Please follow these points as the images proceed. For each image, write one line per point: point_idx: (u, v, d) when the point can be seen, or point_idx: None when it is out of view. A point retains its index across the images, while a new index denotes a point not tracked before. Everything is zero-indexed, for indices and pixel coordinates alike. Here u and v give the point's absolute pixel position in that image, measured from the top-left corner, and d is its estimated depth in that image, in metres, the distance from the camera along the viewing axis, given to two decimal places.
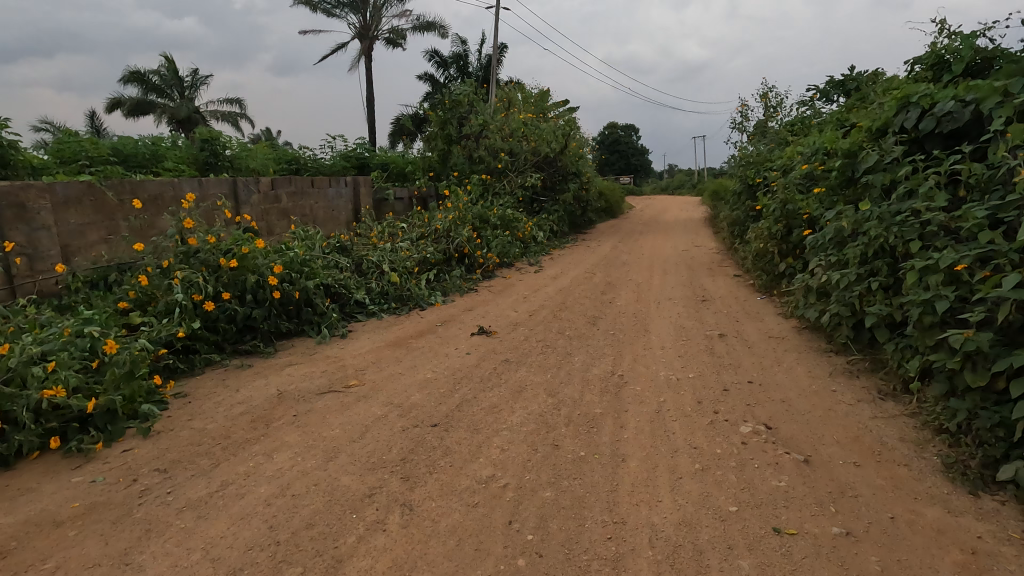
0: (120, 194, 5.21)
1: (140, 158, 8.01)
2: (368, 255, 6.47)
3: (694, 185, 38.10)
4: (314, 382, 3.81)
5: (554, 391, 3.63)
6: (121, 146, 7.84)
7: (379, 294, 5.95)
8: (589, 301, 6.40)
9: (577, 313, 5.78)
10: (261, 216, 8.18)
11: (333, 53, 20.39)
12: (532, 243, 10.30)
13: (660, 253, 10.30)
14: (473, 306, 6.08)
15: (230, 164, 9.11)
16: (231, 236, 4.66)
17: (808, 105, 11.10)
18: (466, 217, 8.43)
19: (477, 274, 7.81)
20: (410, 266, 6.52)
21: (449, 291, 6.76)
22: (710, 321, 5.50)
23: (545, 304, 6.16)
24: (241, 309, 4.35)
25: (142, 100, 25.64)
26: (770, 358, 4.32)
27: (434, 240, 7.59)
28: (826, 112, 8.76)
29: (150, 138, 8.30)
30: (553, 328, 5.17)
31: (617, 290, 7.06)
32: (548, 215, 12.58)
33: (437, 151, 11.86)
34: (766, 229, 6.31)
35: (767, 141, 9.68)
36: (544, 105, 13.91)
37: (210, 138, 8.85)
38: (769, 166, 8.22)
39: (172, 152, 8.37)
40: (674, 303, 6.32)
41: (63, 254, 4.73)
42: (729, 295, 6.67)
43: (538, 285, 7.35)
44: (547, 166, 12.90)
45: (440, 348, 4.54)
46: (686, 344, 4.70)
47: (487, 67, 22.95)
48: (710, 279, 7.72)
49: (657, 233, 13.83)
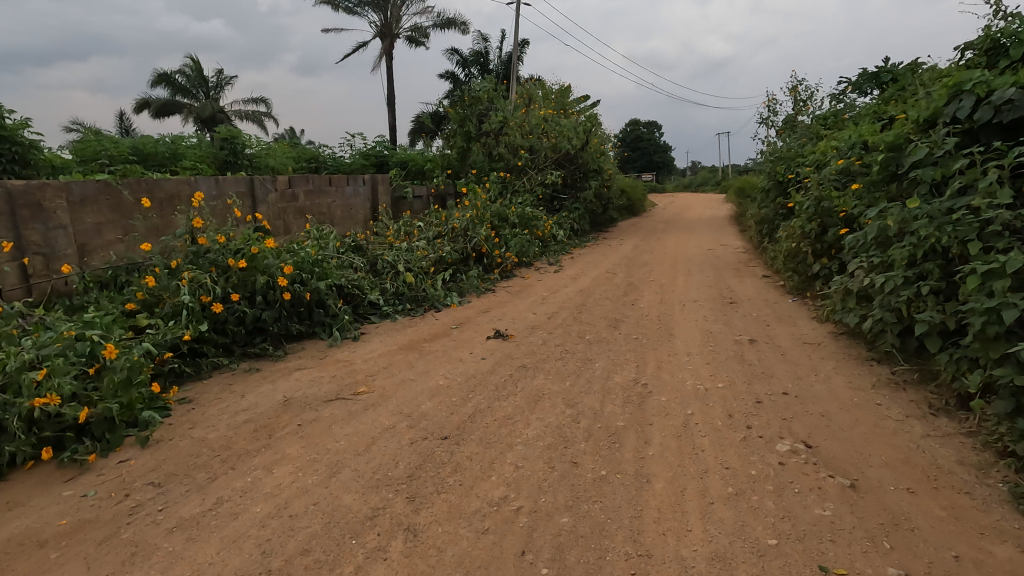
0: (136, 193, 5.15)
1: (160, 157, 8.02)
2: (383, 254, 6.33)
3: (718, 182, 37.40)
4: (322, 388, 3.65)
5: (573, 400, 3.41)
6: (142, 145, 7.85)
7: (393, 295, 5.80)
8: (611, 302, 6.16)
9: (598, 315, 5.54)
10: (278, 214, 8.12)
11: (355, 52, 20.43)
12: (551, 242, 10.08)
13: (684, 253, 9.98)
14: (490, 308, 5.89)
15: (249, 163, 9.08)
16: (242, 235, 4.54)
17: (840, 99, 10.65)
18: (484, 216, 8.24)
19: (494, 274, 7.62)
20: (426, 266, 6.35)
21: (465, 292, 6.57)
22: (739, 324, 5.21)
23: (565, 306, 5.94)
24: (250, 311, 4.23)
25: (169, 100, 26.16)
26: (806, 366, 4.03)
27: (451, 239, 7.42)
28: (861, 105, 8.36)
29: (170, 137, 8.31)
30: (572, 331, 4.95)
31: (639, 291, 6.79)
32: (568, 213, 12.34)
33: (456, 148, 11.70)
34: (799, 228, 5.98)
35: (799, 136, 9.27)
36: (565, 101, 13.66)
37: (230, 137, 8.83)
38: (801, 162, 7.85)
39: (191, 151, 8.36)
40: (700, 305, 6.03)
41: (79, 253, 4.68)
42: (759, 297, 6.35)
43: (558, 286, 7.13)
44: (568, 163, 12.63)
45: (455, 352, 4.36)
46: (713, 350, 4.43)
47: (508, 64, 22.76)
48: (737, 280, 7.39)
49: (680, 231, 13.46)
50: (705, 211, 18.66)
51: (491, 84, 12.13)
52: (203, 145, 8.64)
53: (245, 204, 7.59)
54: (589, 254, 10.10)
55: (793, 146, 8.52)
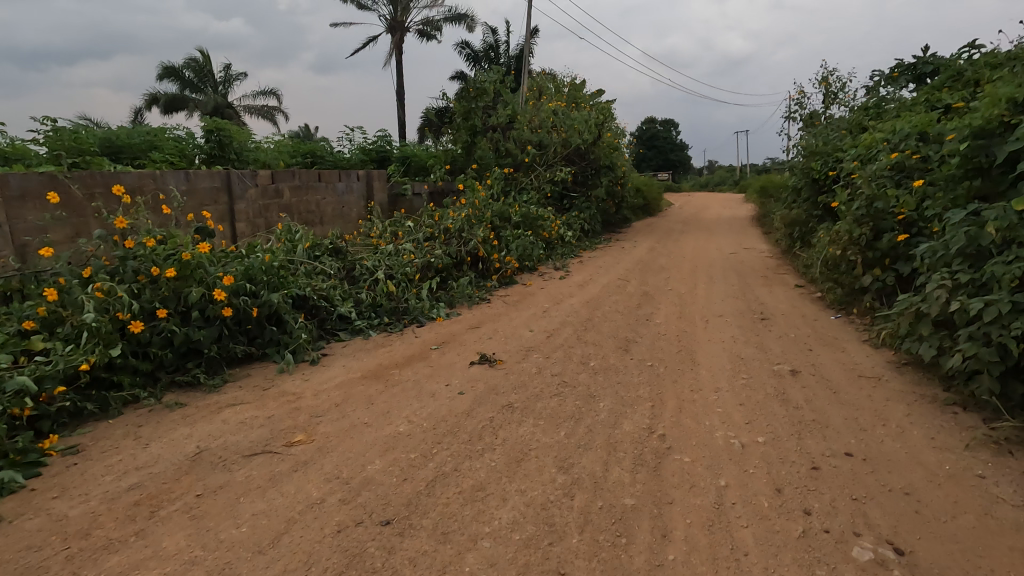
0: (89, 187, 4.40)
1: (135, 149, 7.31)
2: (362, 259, 5.60)
3: (734, 182, 36.28)
4: (250, 435, 2.87)
5: (566, 461, 2.60)
6: (113, 136, 7.16)
7: (369, 306, 5.01)
8: (622, 317, 5.31)
9: (606, 334, 4.71)
10: (259, 213, 7.40)
11: (363, 46, 19.75)
12: (558, 244, 9.25)
13: (704, 257, 9.09)
14: (481, 323, 5.07)
15: (236, 155, 8.30)
16: (179, 237, 3.83)
17: (877, 91, 9.70)
18: (483, 215, 7.43)
19: (492, 280, 6.82)
20: (410, 273, 5.56)
21: (455, 302, 5.75)
22: (776, 349, 4.33)
23: (568, 321, 5.11)
24: (180, 330, 3.48)
25: (177, 95, 25.75)
26: (870, 411, 3.15)
27: (443, 242, 6.62)
28: (905, 94, 7.45)
29: (150, 128, 7.61)
30: (574, 356, 4.13)
31: (655, 303, 5.93)
32: (579, 212, 11.47)
33: (461, 142, 10.98)
34: (844, 233, 5.08)
35: (834, 129, 8.32)
36: (578, 94, 12.81)
37: (216, 128, 8.09)
38: (842, 158, 6.92)
39: (170, 143, 7.62)
40: (726, 322, 5.17)
41: (16, 254, 3.94)
42: (794, 312, 5.46)
43: (562, 296, 6.30)
44: (579, 159, 11.74)
45: (428, 384, 3.56)
46: (748, 385, 3.58)
47: (521, 59, 21.91)
48: (767, 291, 6.49)
49: (699, 233, 12.53)
50: (723, 212, 17.65)
51: (497, 75, 11.33)
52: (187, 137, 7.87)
53: (221, 200, 6.89)
54: (599, 257, 9.24)
55: (830, 140, 7.59)
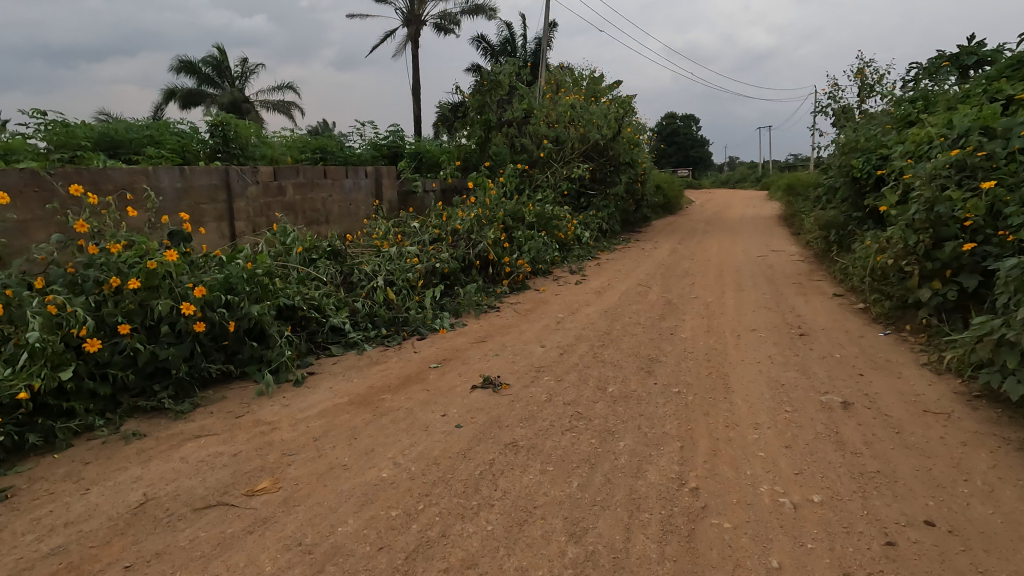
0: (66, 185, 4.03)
1: (134, 144, 6.98)
2: (361, 264, 5.22)
3: (756, 179, 35.34)
4: (208, 479, 2.46)
5: (579, 525, 2.14)
6: (113, 131, 6.84)
7: (365, 317, 4.60)
8: (644, 331, 4.81)
9: (627, 352, 4.22)
10: (261, 211, 7.03)
11: (381, 41, 19.41)
12: (575, 246, 8.76)
13: (731, 260, 8.51)
14: (488, 336, 4.62)
15: (241, 150, 7.94)
16: (149, 242, 3.43)
17: (919, 83, 9.01)
18: (494, 215, 6.97)
19: (503, 285, 6.36)
20: (412, 279, 5.14)
21: (461, 311, 5.31)
22: (821, 373, 3.80)
23: (584, 335, 4.62)
24: (145, 348, 3.09)
25: (194, 90, 25.68)
26: (945, 460, 2.62)
27: (451, 244, 6.21)
28: (957, 86, 6.80)
29: (152, 123, 7.28)
30: (591, 380, 3.65)
31: (680, 314, 5.41)
32: (597, 211, 10.93)
33: (475, 138, 10.53)
34: (897, 240, 4.52)
35: (876, 124, 7.66)
36: (597, 88, 12.22)
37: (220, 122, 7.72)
38: (889, 157, 6.29)
39: (172, 138, 7.29)
40: (760, 338, 4.63)
41: None
42: (837, 327, 4.90)
43: (578, 304, 5.82)
44: (598, 156, 11.16)
45: (422, 413, 3.11)
46: (794, 420, 3.06)
47: (539, 52, 21.36)
48: (803, 301, 5.93)
49: (724, 233, 11.90)
50: (748, 210, 16.96)
51: (513, 67, 10.84)
52: (190, 131, 7.54)
53: (219, 198, 6.54)
54: (619, 260, 8.72)
55: (872, 136, 6.97)
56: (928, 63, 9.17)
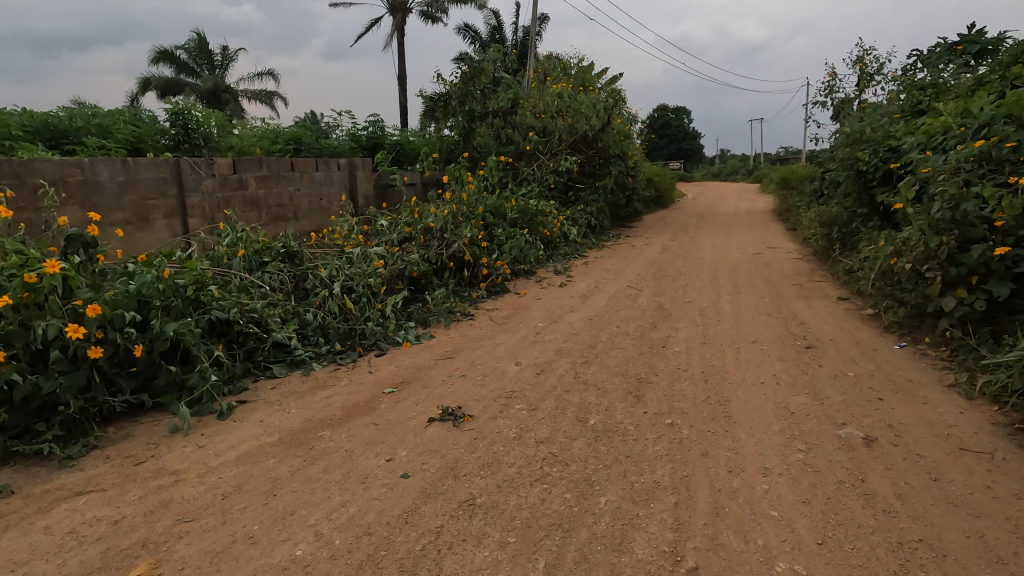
0: None
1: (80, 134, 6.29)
2: (318, 268, 4.68)
3: (747, 172, 34.96)
4: (70, 562, 1.91)
5: None
6: (55, 119, 6.16)
7: (316, 330, 4.05)
8: (633, 343, 4.29)
9: (613, 371, 3.70)
10: (218, 207, 6.32)
11: (365, 31, 18.69)
12: (561, 243, 8.23)
13: (726, 258, 8.02)
14: (456, 351, 4.08)
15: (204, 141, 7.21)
16: (35, 251, 2.87)
17: (924, 71, 8.53)
18: (472, 212, 6.42)
19: (480, 289, 5.81)
20: (374, 285, 4.58)
21: (429, 321, 4.76)
22: (835, 398, 3.30)
23: (565, 350, 4.10)
24: (22, 380, 2.53)
25: (173, 80, 24.73)
26: (999, 522, 2.13)
27: (422, 244, 5.65)
28: (969, 74, 6.31)
29: (103, 114, 6.63)
30: (570, 408, 3.12)
31: (673, 322, 4.90)
32: (586, 206, 10.38)
33: (458, 129, 9.94)
34: (915, 242, 4.02)
35: (881, 114, 7.15)
36: (586, 77, 11.61)
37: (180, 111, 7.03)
38: (901, 150, 5.78)
39: (125, 127, 6.57)
40: (763, 352, 4.13)
41: None
42: (846, 338, 4.41)
43: (561, 310, 5.29)
44: (587, 148, 10.57)
45: (363, 458, 2.57)
46: (811, 464, 2.55)
47: (528, 41, 20.72)
48: (806, 306, 5.44)
49: (717, 228, 11.41)
50: (741, 203, 16.50)
51: (497, 54, 10.28)
52: (148, 119, 6.82)
53: (170, 192, 5.83)
54: (607, 258, 8.20)
55: (878, 126, 6.46)
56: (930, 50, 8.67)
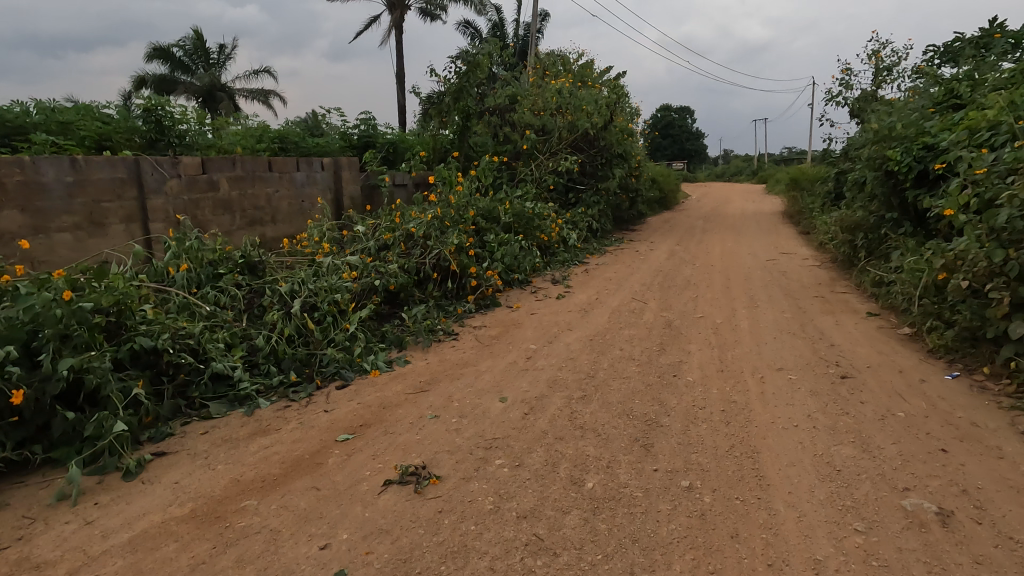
0: None
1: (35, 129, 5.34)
2: (278, 282, 4.11)
3: (752, 172, 34.34)
4: None
5: None
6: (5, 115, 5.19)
7: (268, 357, 3.47)
8: (638, 371, 3.70)
9: (615, 410, 3.10)
10: (186, 211, 5.51)
11: (364, 30, 18.11)
12: (560, 249, 7.64)
13: (738, 265, 7.42)
14: (432, 382, 3.48)
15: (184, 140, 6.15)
16: None
17: (951, 65, 7.92)
18: (460, 216, 5.83)
19: (467, 302, 5.22)
20: (341, 301, 3.99)
21: (405, 343, 4.17)
22: (888, 449, 2.69)
23: (559, 381, 3.51)
24: None
25: (167, 77, 24.18)
26: None
27: (402, 252, 5.07)
28: (1010, 65, 5.71)
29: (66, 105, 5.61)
30: (562, 464, 2.52)
31: (684, 343, 4.29)
32: (588, 208, 9.76)
33: (454, 127, 9.25)
34: (975, 255, 3.41)
35: (909, 109, 6.53)
36: (588, 73, 11.00)
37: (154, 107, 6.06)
38: (940, 149, 5.16)
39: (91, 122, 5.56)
40: (791, 383, 3.52)
41: None
42: (886, 365, 3.80)
43: (557, 327, 4.70)
44: (587, 147, 9.99)
45: (291, 543, 1.98)
46: (875, 557, 1.96)
47: (529, 39, 20.14)
48: (832, 322, 4.83)
49: (726, 232, 10.80)
50: (748, 205, 15.87)
51: (494, 47, 9.55)
52: (120, 114, 5.79)
53: (128, 194, 5.00)
54: (609, 266, 7.59)
55: (910, 122, 5.83)
56: (953, 43, 8.08)
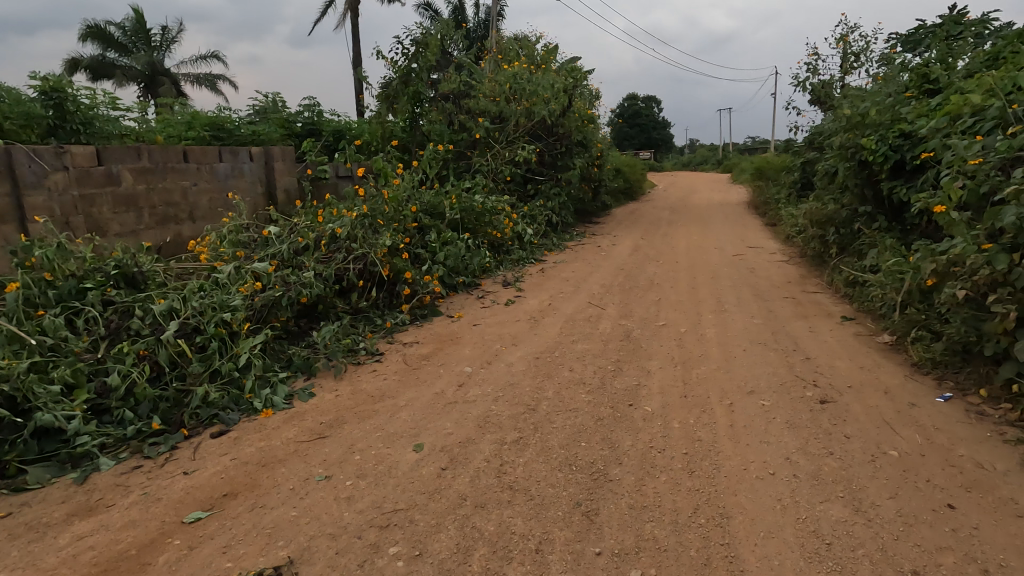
0: None
1: None
2: (158, 298, 3.38)
3: (719, 161, 34.28)
4: None
5: None
6: None
7: (123, 400, 2.75)
8: (589, 401, 3.11)
9: (556, 459, 2.51)
10: (77, 209, 4.47)
11: (319, 14, 17.05)
12: (516, 247, 7.00)
13: (704, 262, 6.93)
14: (334, 425, 2.82)
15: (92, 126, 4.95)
16: None
17: (919, 51, 7.57)
18: (397, 214, 5.14)
19: (401, 313, 4.56)
20: (233, 321, 3.28)
21: (314, 368, 3.49)
22: (885, 508, 2.17)
23: (492, 417, 2.90)
24: None
25: (103, 60, 22.48)
26: None
27: (323, 256, 4.35)
28: (985, 47, 5.32)
29: None
30: (476, 552, 1.92)
31: (644, 359, 3.74)
32: (548, 200, 9.14)
33: (403, 114, 8.53)
34: (977, 261, 2.92)
35: (880, 95, 6.11)
36: (547, 57, 10.35)
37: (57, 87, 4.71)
38: (918, 136, 4.71)
39: None
40: (765, 412, 2.99)
41: None
42: (871, 384, 3.31)
43: (499, 341, 4.09)
44: (547, 134, 9.31)
45: None
46: None
47: (489, 24, 19.40)
48: (806, 329, 4.36)
49: (692, 224, 10.35)
50: (715, 195, 15.48)
51: (445, 27, 8.80)
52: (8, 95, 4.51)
53: None
54: (568, 263, 7.01)
55: (883, 108, 5.40)
56: (917, 29, 7.75)
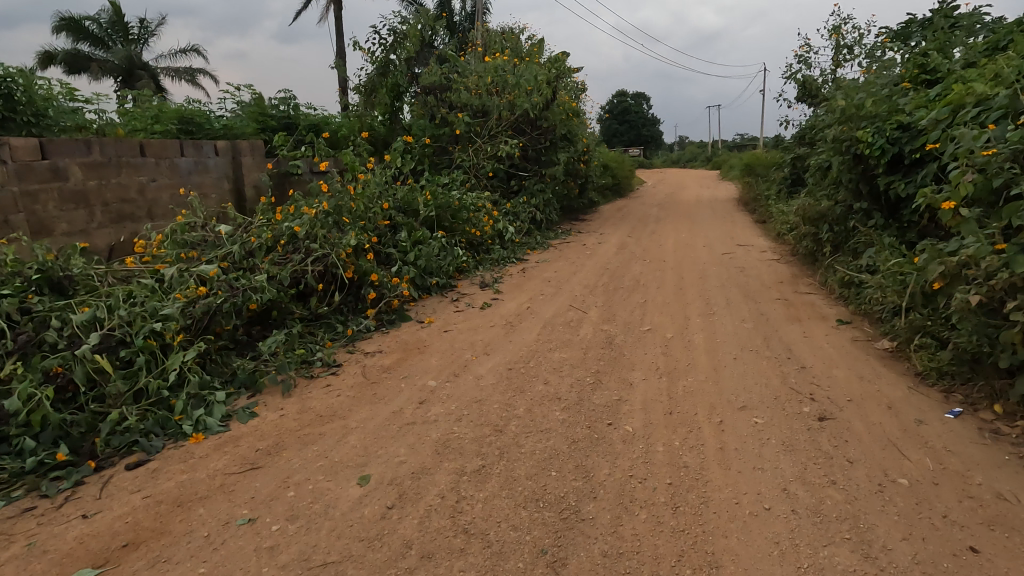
0: None
1: None
2: (85, 306, 3.01)
3: (709, 158, 34.07)
4: None
5: None
6: None
7: (24, 426, 2.39)
8: (562, 421, 2.78)
9: (520, 493, 2.18)
10: (16, 206, 3.91)
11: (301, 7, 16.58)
12: (497, 246, 6.66)
13: (692, 261, 6.63)
14: (271, 453, 2.47)
15: (39, 117, 4.47)
16: None
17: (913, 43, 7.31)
18: (365, 211, 4.78)
19: (366, 318, 4.21)
20: (166, 331, 2.92)
21: (260, 383, 3.15)
22: (898, 553, 1.87)
23: (451, 441, 2.56)
24: None
25: (78, 53, 21.77)
26: None
27: (279, 257, 3.99)
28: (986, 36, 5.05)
29: None
30: None
31: (626, 370, 3.42)
32: (533, 197, 8.81)
33: (380, 108, 8.21)
34: (994, 265, 2.62)
35: (875, 87, 5.83)
36: (532, 49, 9.99)
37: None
38: (918, 128, 4.43)
39: None
40: (757, 432, 2.68)
41: None
42: (873, 397, 3.02)
43: (468, 350, 3.75)
44: (531, 129, 8.95)
45: None
46: None
47: (475, 17, 19.01)
48: (800, 334, 4.06)
49: (680, 221, 10.05)
50: (704, 192, 15.20)
51: (425, 16, 8.42)
52: None
53: None
54: (550, 263, 6.69)
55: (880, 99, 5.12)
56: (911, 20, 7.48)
